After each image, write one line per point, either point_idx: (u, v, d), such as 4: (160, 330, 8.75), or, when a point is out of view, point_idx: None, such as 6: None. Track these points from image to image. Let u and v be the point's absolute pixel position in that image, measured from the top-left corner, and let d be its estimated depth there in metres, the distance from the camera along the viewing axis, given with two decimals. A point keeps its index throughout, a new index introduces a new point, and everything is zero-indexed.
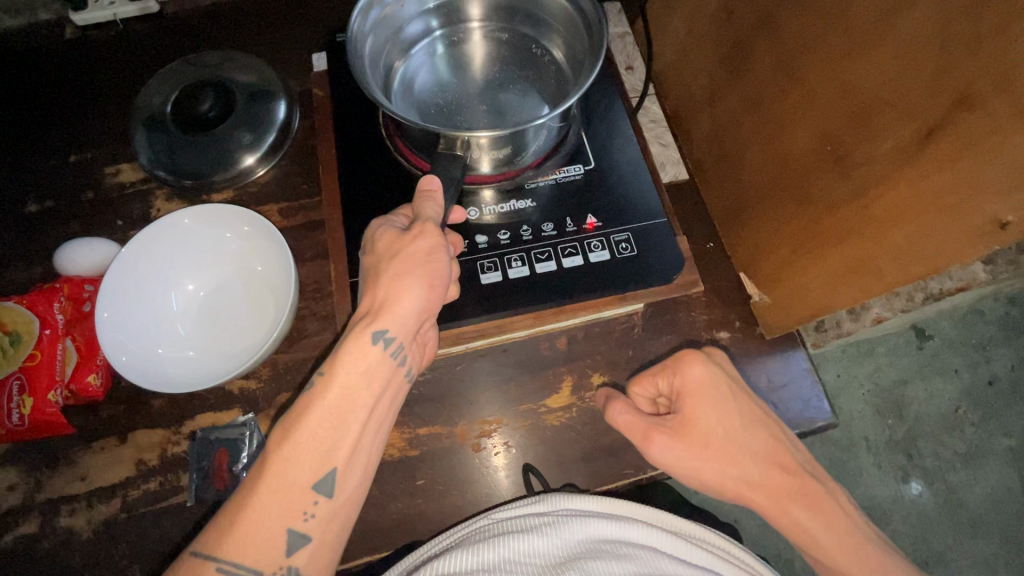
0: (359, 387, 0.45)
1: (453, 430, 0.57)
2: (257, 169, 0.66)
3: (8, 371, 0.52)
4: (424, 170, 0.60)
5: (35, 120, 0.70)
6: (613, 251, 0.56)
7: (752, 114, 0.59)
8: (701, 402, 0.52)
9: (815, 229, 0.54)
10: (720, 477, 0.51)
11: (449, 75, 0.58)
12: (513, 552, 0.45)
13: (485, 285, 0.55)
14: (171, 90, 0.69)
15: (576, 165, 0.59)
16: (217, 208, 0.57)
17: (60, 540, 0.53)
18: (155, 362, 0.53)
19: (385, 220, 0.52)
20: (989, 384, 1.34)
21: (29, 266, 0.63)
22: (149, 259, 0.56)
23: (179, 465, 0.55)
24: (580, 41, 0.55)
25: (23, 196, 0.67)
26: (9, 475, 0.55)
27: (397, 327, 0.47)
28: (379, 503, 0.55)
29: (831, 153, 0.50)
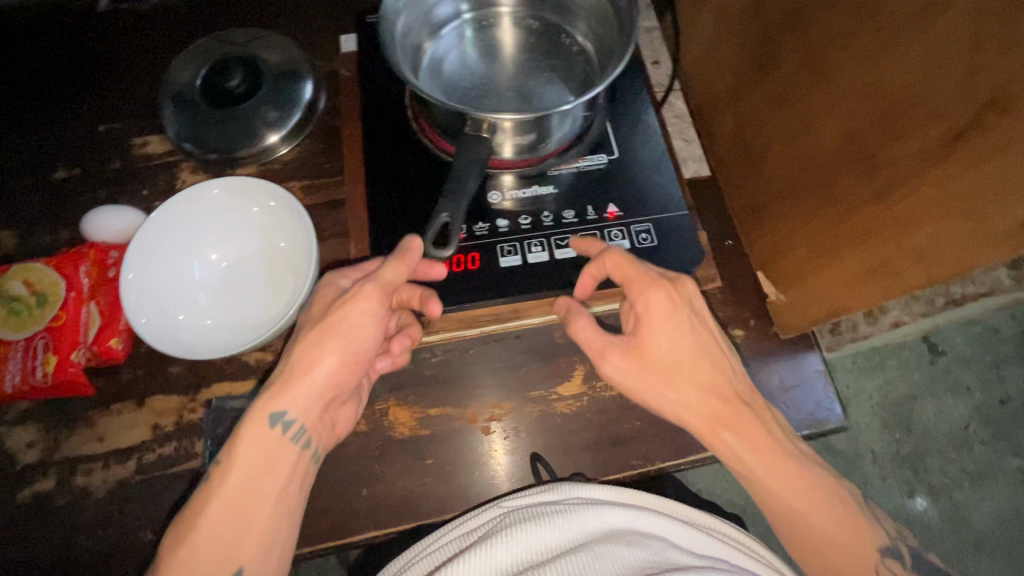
0: (258, 471, 0.47)
1: (463, 413, 0.58)
2: (280, 147, 0.67)
3: (34, 330, 0.53)
4: (450, 154, 0.61)
5: (65, 87, 0.71)
6: (633, 241, 0.56)
7: (776, 111, 0.59)
8: (659, 330, 0.50)
9: (836, 229, 0.53)
10: (661, 401, 0.50)
11: (477, 58, 0.58)
12: (519, 539, 0.46)
13: (505, 268, 0.56)
14: (202, 65, 0.70)
15: (600, 155, 0.59)
16: (246, 182, 0.58)
17: (74, 498, 0.54)
18: (175, 328, 0.54)
19: (329, 277, 0.54)
20: (1000, 403, 1.33)
21: (54, 230, 0.64)
22: (175, 226, 0.57)
23: (194, 432, 0.56)
24: (611, 32, 0.55)
25: (52, 162, 0.68)
26: (28, 433, 0.56)
27: (296, 409, 0.49)
28: (387, 480, 0.55)
29: (855, 153, 0.50)
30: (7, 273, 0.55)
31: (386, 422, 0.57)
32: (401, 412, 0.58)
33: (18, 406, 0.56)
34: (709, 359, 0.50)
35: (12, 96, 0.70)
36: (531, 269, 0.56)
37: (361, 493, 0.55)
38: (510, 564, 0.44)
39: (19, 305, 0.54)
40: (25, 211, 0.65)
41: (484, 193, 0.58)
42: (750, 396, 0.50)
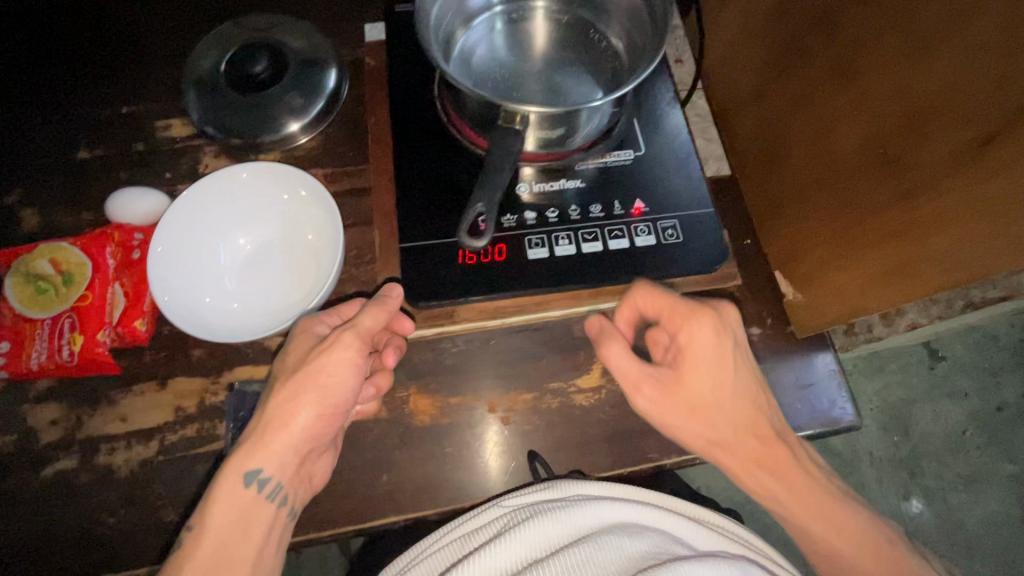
0: (237, 529, 0.48)
1: (482, 402, 0.58)
2: (300, 136, 0.67)
3: (60, 309, 0.53)
4: (483, 148, 0.61)
5: (87, 66, 0.71)
6: (659, 237, 0.56)
7: (800, 113, 0.59)
8: (700, 365, 0.51)
9: (856, 231, 0.54)
10: (695, 435, 0.52)
11: (507, 50, 0.58)
12: (522, 537, 0.46)
13: (532, 260, 0.56)
14: (227, 49, 0.70)
15: (626, 151, 0.60)
16: (277, 168, 0.58)
17: (97, 477, 0.54)
18: (199, 311, 0.54)
19: (302, 327, 0.52)
20: (997, 410, 1.34)
21: (76, 210, 0.64)
22: (203, 208, 0.57)
23: (216, 414, 0.56)
24: (641, 31, 0.55)
25: (74, 142, 0.68)
26: (52, 410, 0.56)
27: (273, 468, 0.49)
28: (406, 466, 0.56)
29: (880, 156, 0.50)
30: (34, 251, 0.54)
31: (406, 409, 0.57)
32: (421, 400, 0.58)
33: (41, 384, 0.57)
34: (748, 397, 0.52)
35: (32, 74, 0.70)
36: (558, 262, 0.56)
37: (381, 479, 0.55)
38: (515, 561, 0.45)
39: (46, 284, 0.54)
40: (47, 190, 0.65)
41: (512, 184, 0.58)
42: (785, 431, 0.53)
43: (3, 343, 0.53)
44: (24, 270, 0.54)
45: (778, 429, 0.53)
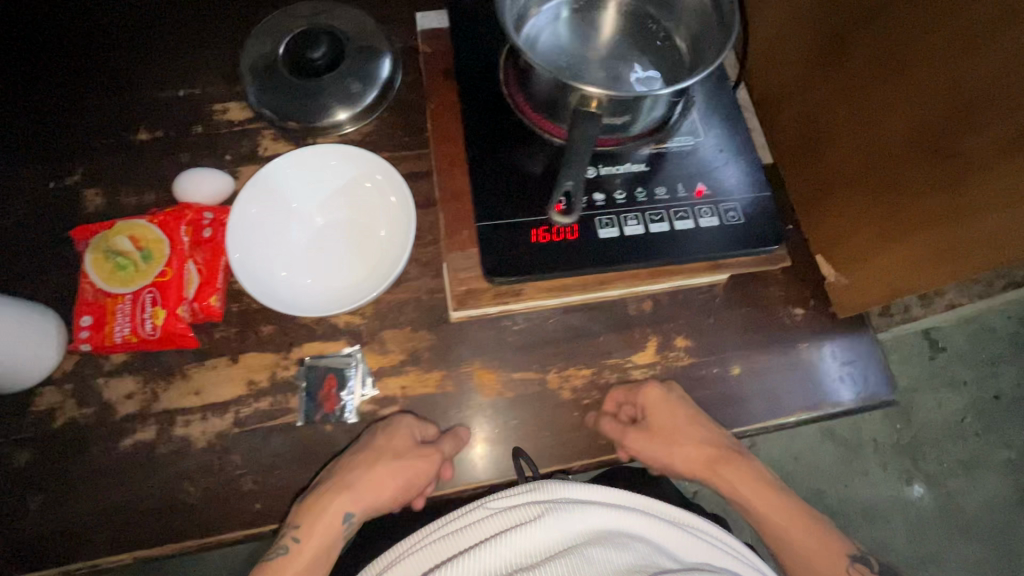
0: (320, 557, 0.54)
1: (544, 377, 0.61)
2: (347, 125, 0.69)
3: (141, 284, 0.55)
4: (563, 138, 0.59)
5: (141, 50, 0.71)
6: (721, 219, 0.56)
7: (845, 104, 0.62)
8: (665, 415, 0.59)
9: (894, 221, 0.58)
10: (668, 455, 0.61)
11: (572, 38, 0.60)
12: (509, 543, 0.46)
13: (602, 240, 0.56)
14: (284, 34, 0.71)
15: (687, 136, 0.60)
16: (361, 153, 0.58)
17: (175, 448, 0.56)
18: (274, 282, 0.56)
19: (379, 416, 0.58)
20: (994, 398, 1.40)
21: (140, 191, 0.65)
22: (288, 183, 0.59)
23: (288, 388, 0.58)
24: (701, 27, 0.58)
25: (132, 124, 0.68)
26: (127, 384, 0.58)
27: (359, 511, 0.55)
28: (474, 438, 0.58)
29: (924, 145, 0.53)
30: (113, 227, 0.56)
31: (472, 383, 0.60)
32: (485, 375, 0.60)
33: (116, 359, 0.58)
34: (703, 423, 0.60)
35: (88, 55, 0.70)
36: (626, 242, 0.56)
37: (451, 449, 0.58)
38: (501, 566, 0.45)
39: (125, 260, 0.55)
40: (109, 171, 0.66)
41: None
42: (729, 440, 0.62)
43: (85, 317, 0.54)
44: (104, 247, 0.56)
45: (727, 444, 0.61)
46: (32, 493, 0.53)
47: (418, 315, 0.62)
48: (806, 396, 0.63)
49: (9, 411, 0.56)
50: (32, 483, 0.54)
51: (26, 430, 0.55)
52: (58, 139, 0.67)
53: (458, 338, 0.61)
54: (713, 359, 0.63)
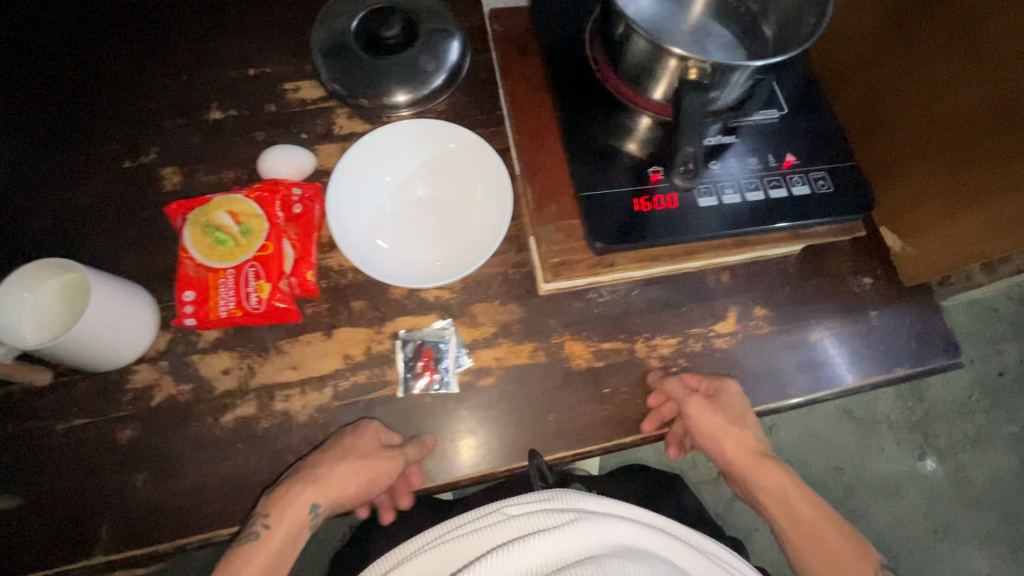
0: (285, 548, 0.51)
1: (631, 347, 0.62)
2: (404, 108, 0.68)
3: (242, 258, 0.55)
4: (670, 116, 0.60)
5: (207, 31, 0.71)
6: (812, 187, 0.59)
7: (913, 72, 0.60)
8: (734, 400, 0.60)
9: (973, 186, 0.57)
10: (730, 436, 0.60)
11: (660, 11, 0.62)
12: (528, 549, 0.43)
13: (702, 209, 0.58)
14: (355, 12, 0.70)
15: (772, 110, 0.62)
16: (480, 147, 0.60)
17: (277, 422, 0.56)
18: (360, 239, 0.59)
19: (365, 420, 0.56)
20: (999, 374, 1.45)
21: (219, 169, 0.65)
22: (404, 152, 0.61)
23: (385, 362, 0.59)
24: (787, 10, 0.56)
25: (204, 103, 0.68)
26: (223, 360, 0.57)
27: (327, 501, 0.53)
28: (570, 406, 0.59)
29: (1010, 111, 0.52)
30: (210, 203, 0.56)
31: (563, 354, 0.61)
32: (576, 346, 0.61)
33: (210, 335, 0.58)
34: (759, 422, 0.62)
35: (157, 36, 0.70)
36: (724, 211, 0.58)
37: (548, 418, 0.59)
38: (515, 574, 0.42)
39: (224, 234, 0.55)
40: (185, 149, 0.65)
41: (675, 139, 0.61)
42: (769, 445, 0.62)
43: (187, 292, 0.56)
44: (201, 221, 0.56)
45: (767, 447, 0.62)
46: (138, 468, 0.53)
47: (506, 288, 0.63)
48: (876, 362, 0.65)
49: (109, 388, 0.55)
50: (138, 457, 0.54)
51: (126, 406, 0.55)
52: (130, 118, 0.66)
53: (547, 310, 0.62)
54: (790, 327, 0.65)
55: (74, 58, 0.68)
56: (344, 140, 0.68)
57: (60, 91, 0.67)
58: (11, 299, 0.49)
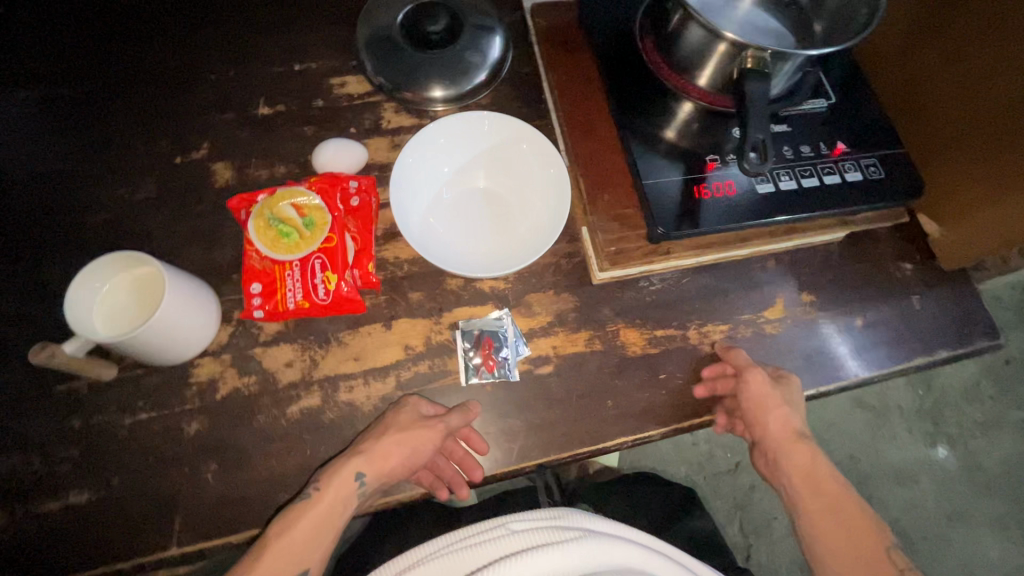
0: (331, 518, 0.51)
1: (683, 334, 0.63)
2: (439, 104, 0.69)
3: (308, 250, 0.56)
4: (728, 106, 0.61)
5: (251, 27, 0.71)
6: (865, 173, 0.61)
7: (955, 62, 0.61)
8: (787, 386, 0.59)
9: (1012, 172, 0.58)
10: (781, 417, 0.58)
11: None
12: (530, 562, 0.43)
13: (759, 196, 0.59)
14: (398, 7, 0.70)
15: (819, 100, 0.64)
16: (549, 153, 0.61)
17: (342, 413, 0.56)
18: (414, 216, 0.61)
19: (415, 395, 0.57)
20: (1006, 362, 1.47)
21: (270, 164, 0.65)
22: (476, 145, 0.64)
23: (445, 352, 0.60)
24: (836, 8, 0.59)
25: (252, 99, 0.68)
26: (285, 353, 0.58)
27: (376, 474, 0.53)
28: (627, 392, 0.60)
29: None
30: (275, 195, 0.57)
31: (618, 342, 0.62)
32: (630, 333, 0.62)
33: (272, 328, 0.58)
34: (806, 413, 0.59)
35: (202, 32, 0.70)
36: (780, 197, 0.59)
37: (606, 404, 0.60)
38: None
39: (289, 227, 0.56)
40: (235, 143, 0.66)
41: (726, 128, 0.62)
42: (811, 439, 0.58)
43: (254, 284, 0.56)
44: (267, 213, 0.56)
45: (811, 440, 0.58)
46: (207, 460, 0.54)
47: (560, 278, 0.63)
48: (920, 344, 0.66)
49: (174, 381, 0.56)
50: (207, 449, 0.54)
51: (192, 399, 0.55)
52: (178, 114, 0.66)
53: (600, 299, 0.63)
54: (836, 313, 0.66)
55: (120, 54, 0.68)
56: (394, 134, 0.68)
57: (107, 87, 0.67)
58: (85, 292, 0.50)
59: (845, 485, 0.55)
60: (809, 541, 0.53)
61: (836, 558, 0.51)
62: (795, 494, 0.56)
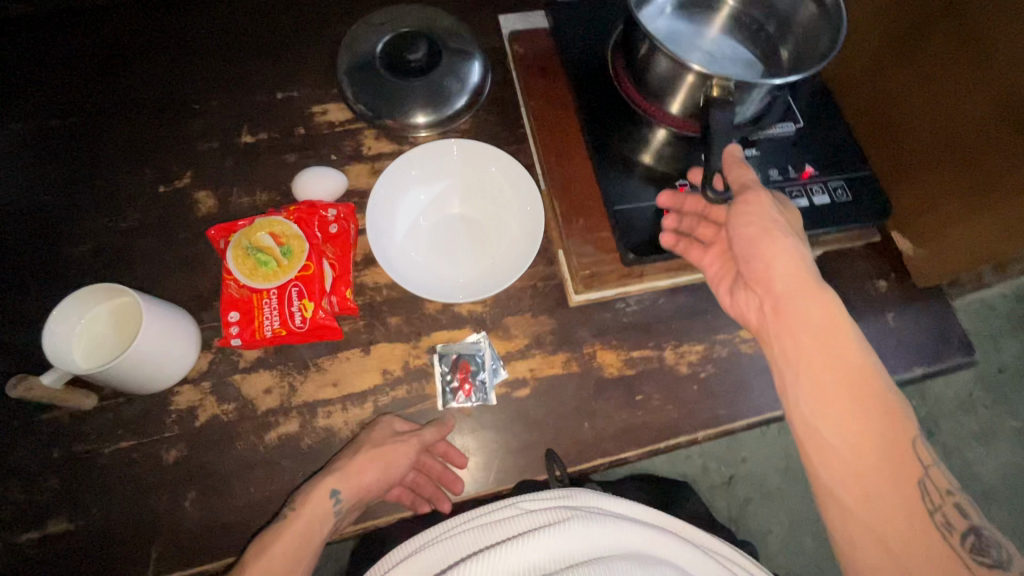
0: (308, 538, 0.51)
1: (661, 354, 0.63)
2: (423, 129, 0.70)
3: (286, 278, 0.57)
4: (696, 131, 0.63)
5: (235, 57, 0.73)
6: (832, 196, 0.63)
7: (922, 88, 0.62)
8: (774, 246, 0.51)
9: (978, 195, 0.58)
10: (778, 281, 0.51)
11: (681, 32, 0.67)
12: (537, 544, 0.46)
13: None
14: (376, 36, 0.72)
15: (788, 123, 0.66)
16: (518, 172, 0.64)
17: (321, 439, 0.57)
18: (391, 246, 0.62)
19: (386, 415, 0.58)
20: (998, 371, 1.40)
21: (252, 192, 0.66)
22: (447, 174, 0.66)
23: (423, 376, 0.60)
24: (803, 36, 0.62)
25: (235, 127, 0.69)
26: (265, 379, 0.58)
27: (351, 492, 0.54)
28: (605, 413, 0.61)
29: (1009, 124, 0.53)
30: (252, 225, 0.58)
31: (596, 363, 0.62)
32: (607, 354, 0.63)
33: (251, 354, 0.59)
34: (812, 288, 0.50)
35: (185, 63, 0.72)
36: None
37: (584, 426, 0.60)
38: (522, 567, 0.45)
39: (266, 255, 0.57)
40: (217, 171, 0.67)
41: (695, 153, 0.65)
42: (812, 317, 0.49)
43: (232, 313, 0.58)
44: (244, 243, 0.57)
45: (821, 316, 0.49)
46: (185, 488, 0.54)
47: (537, 301, 0.64)
48: (896, 360, 0.66)
49: (154, 410, 0.56)
50: (185, 476, 0.54)
51: (171, 426, 0.56)
52: (163, 143, 0.68)
53: (578, 321, 0.64)
54: None
55: (105, 85, 0.70)
56: (373, 161, 0.69)
57: (92, 118, 0.68)
58: (60, 327, 0.50)
59: (863, 344, 0.48)
60: (804, 395, 0.49)
61: (833, 415, 0.47)
62: (795, 373, 0.50)
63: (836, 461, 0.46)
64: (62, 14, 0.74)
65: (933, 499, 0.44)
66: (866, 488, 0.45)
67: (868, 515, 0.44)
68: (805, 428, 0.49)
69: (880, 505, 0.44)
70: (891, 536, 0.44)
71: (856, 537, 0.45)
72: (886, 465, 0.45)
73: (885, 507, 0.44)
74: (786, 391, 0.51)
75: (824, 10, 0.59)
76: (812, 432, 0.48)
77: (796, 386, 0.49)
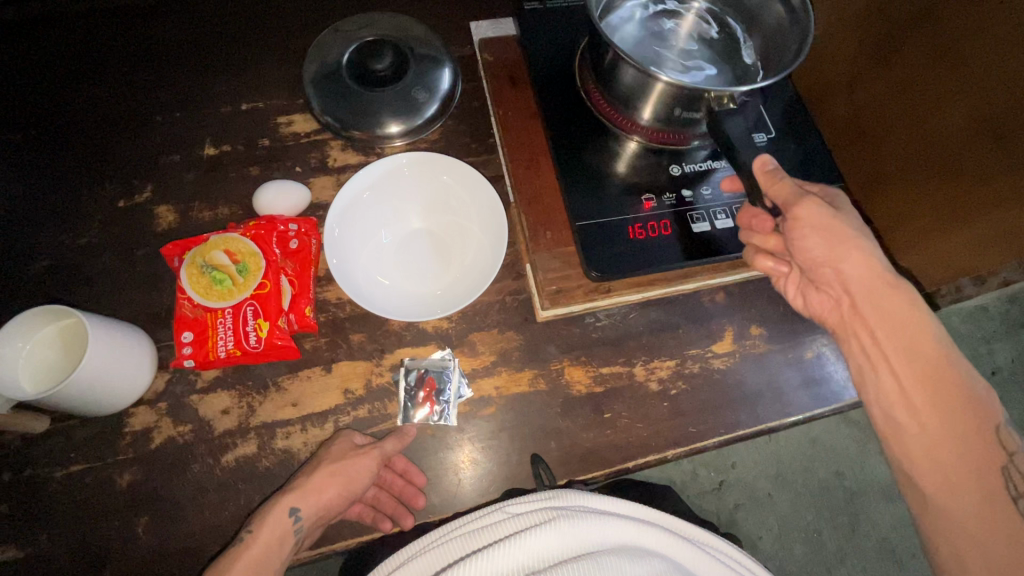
0: (266, 562, 0.50)
1: (630, 371, 0.62)
2: (396, 139, 0.67)
3: (240, 297, 0.56)
4: (667, 141, 0.62)
5: (200, 69, 0.71)
6: None
7: (899, 98, 0.60)
8: (843, 243, 0.50)
9: (960, 205, 0.55)
10: (842, 279, 0.51)
11: (650, 40, 0.65)
12: (526, 545, 0.45)
13: (697, 234, 0.61)
14: (344, 42, 0.69)
15: (760, 134, 0.67)
16: (474, 179, 0.63)
17: (279, 460, 0.56)
18: (358, 267, 0.61)
19: (346, 429, 0.57)
20: (992, 374, 1.35)
21: (213, 206, 0.65)
22: (405, 191, 0.65)
23: (385, 394, 0.59)
24: (772, 39, 0.61)
25: (197, 140, 0.68)
26: (222, 400, 0.57)
27: (311, 510, 0.52)
28: (572, 432, 0.59)
29: (988, 133, 0.51)
30: (207, 243, 0.58)
31: (564, 380, 0.61)
32: (576, 371, 0.61)
33: (210, 375, 0.58)
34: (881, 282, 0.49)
35: (147, 75, 0.70)
36: (719, 235, 0.61)
37: (550, 445, 0.59)
38: (514, 568, 0.44)
39: (221, 273, 0.57)
40: (178, 186, 0.65)
41: (665, 166, 0.64)
42: (881, 308, 0.49)
43: (185, 333, 0.57)
44: (199, 261, 0.57)
45: (894, 311, 0.49)
46: (139, 512, 0.53)
47: (504, 316, 0.63)
48: None
49: (108, 433, 0.55)
50: (140, 501, 0.53)
51: (126, 449, 0.55)
52: (122, 158, 0.66)
53: (546, 337, 0.62)
54: (787, 344, 0.64)
55: (65, 99, 0.69)
56: (339, 173, 0.67)
57: (51, 134, 0.67)
58: (6, 350, 0.50)
59: (943, 339, 0.47)
60: (885, 394, 0.49)
61: (913, 412, 0.47)
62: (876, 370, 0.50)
63: (916, 456, 0.47)
64: (21, 26, 0.72)
65: (1017, 486, 0.43)
66: (949, 478, 0.45)
67: (951, 506, 0.45)
68: (885, 423, 0.49)
69: (965, 494, 0.44)
70: (972, 524, 0.44)
71: (940, 524, 0.45)
72: (971, 456, 0.44)
73: (966, 499, 0.44)
74: (865, 387, 0.51)
75: (790, 10, 0.58)
76: (892, 425, 0.49)
77: (876, 383, 0.50)
